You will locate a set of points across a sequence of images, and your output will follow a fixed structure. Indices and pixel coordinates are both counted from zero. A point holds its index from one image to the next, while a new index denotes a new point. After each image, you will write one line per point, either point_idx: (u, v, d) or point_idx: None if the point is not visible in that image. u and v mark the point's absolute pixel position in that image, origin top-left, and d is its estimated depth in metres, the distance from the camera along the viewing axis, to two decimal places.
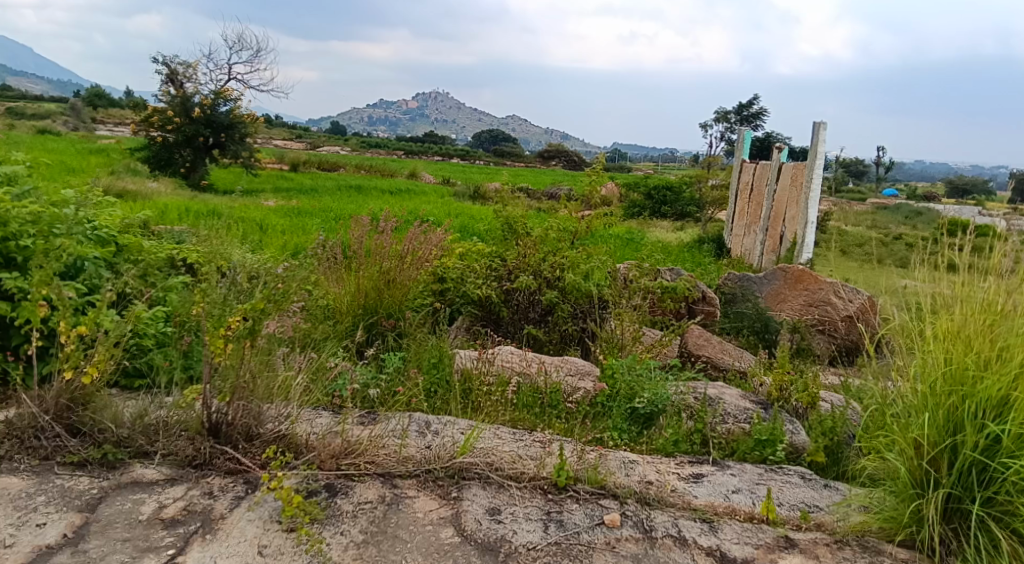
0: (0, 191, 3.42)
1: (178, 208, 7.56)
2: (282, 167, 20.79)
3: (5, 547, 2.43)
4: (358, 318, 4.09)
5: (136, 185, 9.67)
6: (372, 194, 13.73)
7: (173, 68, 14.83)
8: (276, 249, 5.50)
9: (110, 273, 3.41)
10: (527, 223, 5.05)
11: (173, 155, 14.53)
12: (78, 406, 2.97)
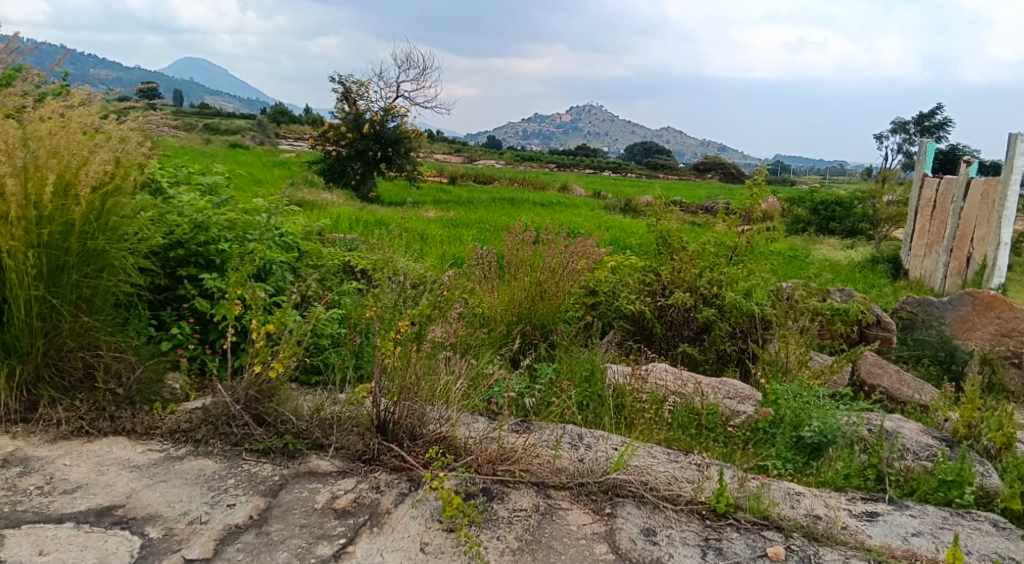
0: (206, 199, 3.90)
1: (349, 218, 8.13)
2: (440, 180, 21.64)
3: (202, 523, 2.66)
4: (512, 326, 4.18)
5: (314, 196, 10.44)
6: (526, 206, 13.99)
7: (349, 87, 15.94)
8: (436, 258, 5.79)
9: (293, 277, 3.74)
10: (682, 237, 5.03)
11: (345, 168, 15.52)
12: (264, 398, 3.21)
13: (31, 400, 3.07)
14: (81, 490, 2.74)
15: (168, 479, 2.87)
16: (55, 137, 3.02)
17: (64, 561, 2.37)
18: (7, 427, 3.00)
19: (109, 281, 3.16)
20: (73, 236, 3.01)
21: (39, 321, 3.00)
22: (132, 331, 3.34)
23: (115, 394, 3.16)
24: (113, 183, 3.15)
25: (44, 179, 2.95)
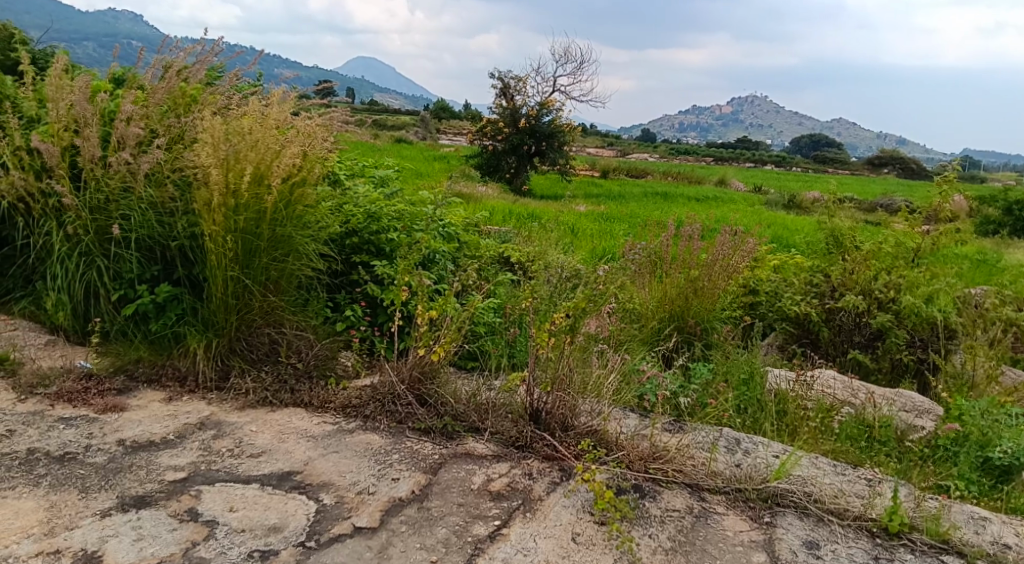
0: (378, 191, 4.23)
1: (505, 210, 8.40)
2: (592, 174, 21.64)
3: (369, 494, 2.84)
4: (664, 324, 4.17)
5: (471, 189, 10.85)
6: (681, 201, 13.79)
7: (506, 83, 16.44)
8: (587, 252, 5.86)
9: (454, 267, 3.96)
10: (856, 236, 4.93)
11: (500, 162, 16.08)
12: (427, 380, 3.40)
13: (223, 369, 3.38)
14: (265, 454, 3.01)
15: (339, 450, 3.09)
16: (254, 132, 3.33)
17: (251, 518, 2.62)
18: (204, 393, 3.31)
19: (293, 265, 3.46)
20: (264, 223, 3.31)
21: (234, 299, 3.32)
22: (312, 311, 3.65)
23: (296, 368, 3.44)
24: (300, 175, 3.48)
25: (243, 170, 3.24)
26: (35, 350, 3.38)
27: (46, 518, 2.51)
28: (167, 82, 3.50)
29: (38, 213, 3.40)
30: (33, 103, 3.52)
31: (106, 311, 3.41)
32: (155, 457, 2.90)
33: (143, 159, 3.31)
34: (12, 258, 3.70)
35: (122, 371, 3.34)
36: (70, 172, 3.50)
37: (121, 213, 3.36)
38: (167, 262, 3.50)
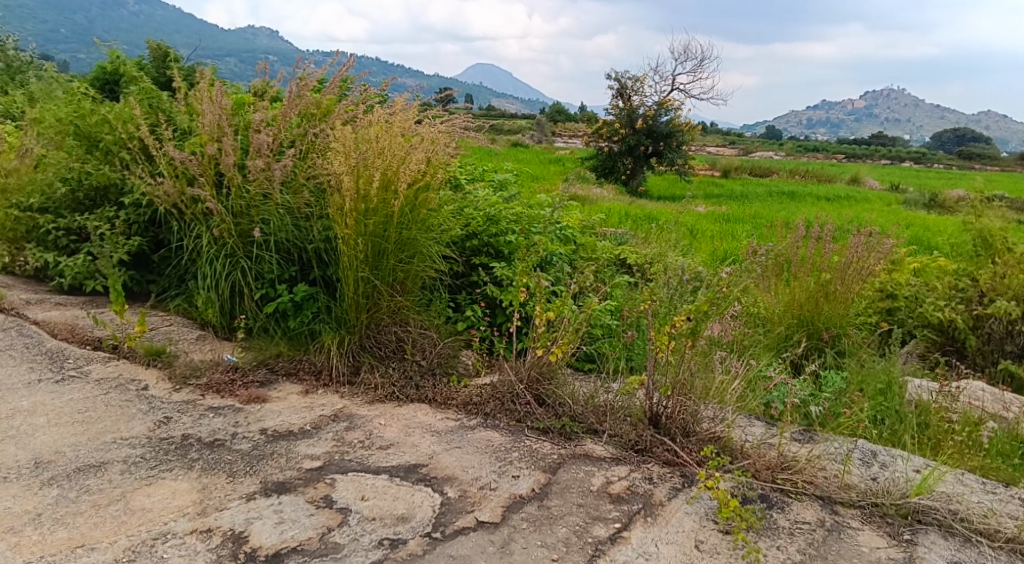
0: (496, 195, 4.37)
1: (621, 211, 8.41)
2: (713, 174, 21.01)
3: (491, 490, 2.92)
4: (792, 330, 4.12)
5: (586, 191, 10.92)
6: (809, 201, 13.26)
7: (624, 83, 16.55)
8: (707, 254, 5.88)
9: (571, 270, 4.00)
10: (1007, 236, 4.77)
11: (616, 163, 16.15)
12: (545, 380, 3.45)
13: (355, 364, 3.57)
14: (393, 447, 3.14)
15: (462, 446, 3.19)
16: (382, 140, 3.49)
17: (381, 507, 2.75)
18: (336, 387, 3.49)
19: (418, 267, 3.62)
20: (391, 226, 3.49)
21: (364, 299, 3.52)
22: (435, 311, 3.79)
23: (420, 365, 3.58)
24: (424, 180, 3.60)
25: (372, 176, 3.42)
26: (189, 344, 3.67)
27: (199, 499, 2.74)
28: (295, 97, 3.58)
29: (189, 218, 3.64)
30: (185, 116, 3.79)
31: (250, 309, 3.65)
32: (294, 446, 3.10)
33: (281, 167, 3.51)
34: (168, 259, 4.04)
35: (263, 364, 3.58)
36: (214, 179, 3.75)
37: (261, 217, 3.57)
38: (303, 263, 3.72)
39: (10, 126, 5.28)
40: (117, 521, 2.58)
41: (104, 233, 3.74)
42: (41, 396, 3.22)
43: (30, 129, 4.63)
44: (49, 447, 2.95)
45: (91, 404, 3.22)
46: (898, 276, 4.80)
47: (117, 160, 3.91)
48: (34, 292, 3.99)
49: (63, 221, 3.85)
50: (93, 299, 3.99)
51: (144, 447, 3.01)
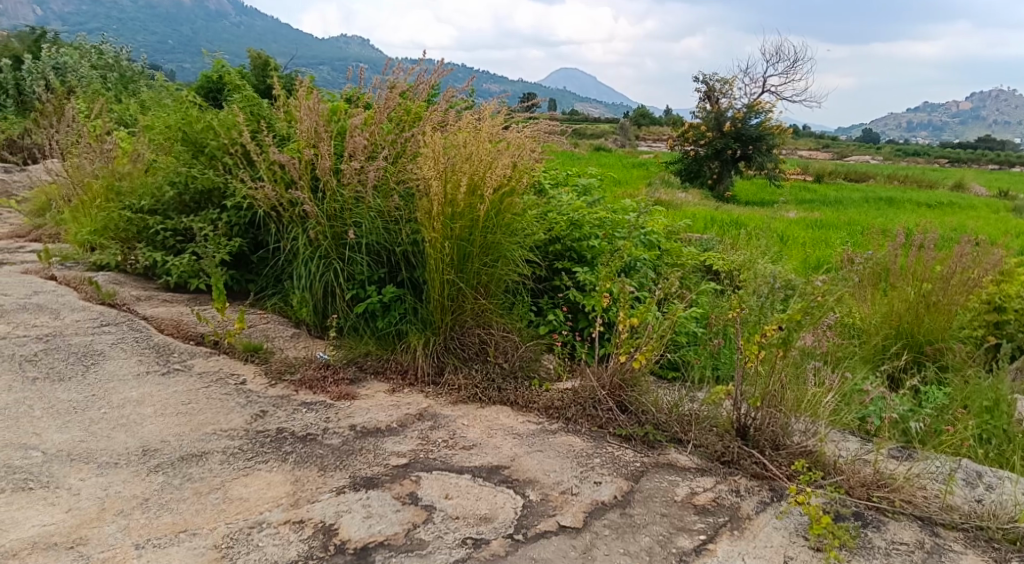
0: (581, 199, 4.46)
1: (707, 216, 8.34)
2: (805, 179, 20.35)
3: (573, 494, 2.92)
4: (890, 342, 4.09)
5: (670, 195, 10.84)
6: (910, 207, 12.73)
7: (712, 86, 16.49)
8: (800, 262, 5.89)
9: (655, 276, 4.04)
10: None
11: (702, 167, 15.97)
12: (628, 387, 3.44)
13: (439, 364, 3.66)
14: (476, 447, 3.19)
15: (544, 450, 3.20)
16: (469, 146, 3.59)
17: (464, 506, 2.80)
18: (422, 387, 3.58)
19: (502, 270, 3.68)
20: (476, 230, 3.56)
21: (449, 300, 3.62)
22: (518, 314, 3.84)
23: (502, 368, 3.62)
24: (510, 185, 3.67)
25: (459, 181, 3.50)
26: (283, 341, 3.83)
27: (293, 491, 2.85)
28: (388, 101, 3.70)
29: (287, 221, 3.83)
30: (285, 123, 3.98)
31: (341, 309, 3.80)
32: (381, 442, 3.19)
33: (373, 171, 3.66)
34: (266, 260, 4.22)
35: (353, 362, 3.70)
36: (310, 183, 3.92)
37: (354, 220, 3.73)
38: (391, 265, 3.84)
39: (124, 131, 5.65)
40: (217, 508, 2.72)
41: (209, 235, 3.97)
42: (148, 388, 3.42)
43: (142, 136, 4.95)
44: (156, 436, 3.12)
45: (193, 396, 3.40)
46: (1008, 285, 4.50)
47: (220, 165, 4.14)
48: (143, 289, 4.21)
49: (171, 222, 4.10)
50: (197, 297, 4.21)
51: (242, 439, 3.16)
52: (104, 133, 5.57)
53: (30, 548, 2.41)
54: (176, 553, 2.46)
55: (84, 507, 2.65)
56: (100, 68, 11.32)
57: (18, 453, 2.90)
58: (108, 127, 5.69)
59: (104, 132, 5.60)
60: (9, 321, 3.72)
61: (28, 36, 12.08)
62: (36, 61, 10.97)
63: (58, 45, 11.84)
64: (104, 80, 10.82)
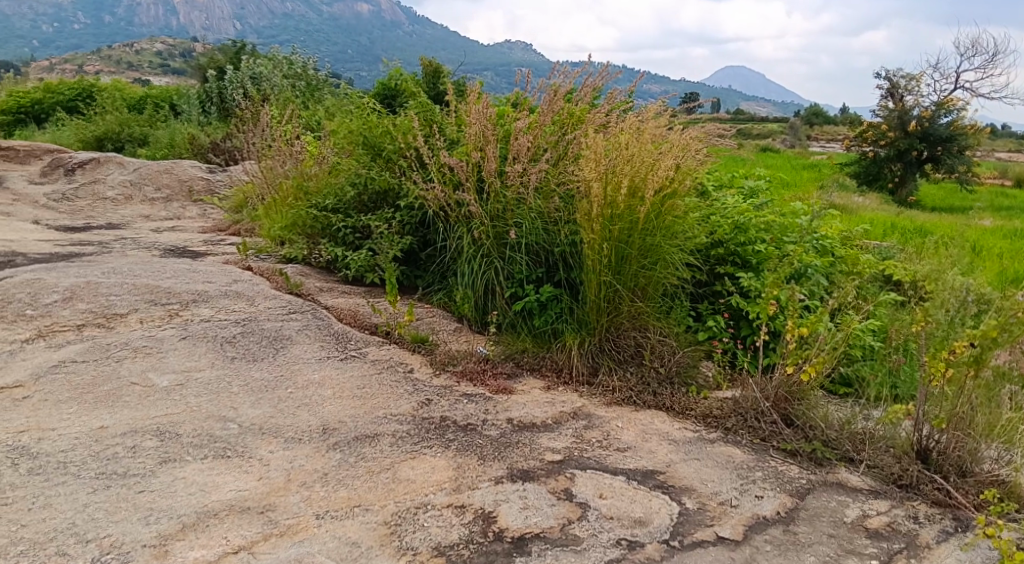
0: (750, 201, 4.54)
1: (887, 222, 7.93)
2: (1001, 184, 18.51)
3: (732, 506, 2.84)
4: None
5: (846, 199, 10.32)
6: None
7: (896, 81, 15.59)
8: (995, 274, 5.62)
9: (827, 283, 4.02)
10: None
11: (881, 170, 15.02)
12: (795, 401, 3.35)
13: (593, 365, 3.69)
14: (631, 450, 3.20)
15: (701, 458, 3.15)
16: (631, 147, 3.61)
17: (619, 508, 2.80)
18: (576, 386, 3.64)
19: (660, 273, 3.68)
20: (635, 232, 3.58)
21: (605, 302, 3.65)
22: (675, 319, 3.84)
23: (659, 373, 3.62)
24: (672, 187, 3.66)
25: (620, 183, 3.54)
26: (446, 334, 4.03)
27: (455, 476, 2.99)
28: (551, 103, 3.84)
29: (453, 220, 4.07)
30: (454, 127, 4.28)
31: (501, 306, 3.96)
32: (537, 438, 3.28)
33: (535, 174, 3.81)
34: (433, 257, 4.47)
35: (511, 358, 3.83)
36: (475, 185, 4.13)
37: (516, 221, 3.90)
38: (549, 265, 3.96)
39: (310, 135, 6.19)
40: (387, 487, 2.91)
41: (384, 232, 4.32)
42: (328, 371, 3.73)
43: (327, 140, 5.42)
44: (334, 416, 3.39)
45: (367, 382, 3.66)
46: None
47: (394, 167, 4.52)
48: (326, 281, 4.59)
49: (351, 220, 4.53)
50: (371, 290, 4.53)
51: (409, 424, 3.36)
52: (293, 137, 6.14)
53: (228, 509, 2.70)
54: (352, 525, 2.65)
55: (272, 477, 2.93)
56: (291, 75, 12.19)
57: (219, 423, 3.26)
58: (296, 132, 6.26)
59: (293, 136, 6.16)
60: (212, 305, 4.18)
61: (231, 49, 13.33)
62: (237, 71, 12.08)
63: (256, 55, 13.02)
64: (293, 87, 11.69)
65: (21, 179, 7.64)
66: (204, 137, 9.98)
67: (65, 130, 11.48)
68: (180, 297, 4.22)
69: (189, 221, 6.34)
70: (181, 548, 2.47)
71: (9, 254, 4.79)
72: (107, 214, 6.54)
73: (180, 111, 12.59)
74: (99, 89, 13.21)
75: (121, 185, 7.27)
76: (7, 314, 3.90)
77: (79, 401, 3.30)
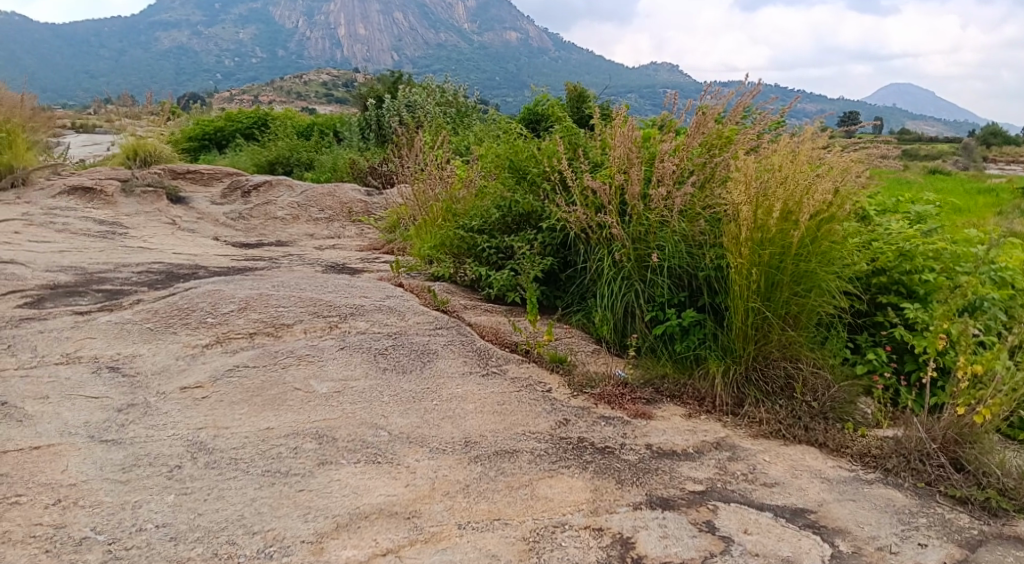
0: (917, 227, 4.30)
1: None
2: None
3: (892, 553, 2.62)
4: None
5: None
6: None
7: None
8: None
9: (1007, 319, 3.74)
10: None
11: None
12: (965, 444, 3.12)
13: (739, 396, 3.60)
14: (778, 486, 3.05)
15: (857, 500, 2.96)
16: (785, 169, 3.54)
17: (765, 544, 2.65)
18: (720, 415, 3.55)
19: (814, 301, 3.57)
20: (787, 257, 3.50)
21: (753, 330, 3.56)
22: (830, 351, 3.72)
23: (811, 407, 3.48)
24: (829, 211, 3.57)
25: (771, 206, 3.48)
26: (585, 355, 4.06)
27: (592, 498, 2.97)
28: (700, 125, 3.91)
29: (594, 242, 4.19)
30: (599, 150, 4.48)
31: (641, 330, 3.95)
32: (678, 466, 3.20)
33: (681, 197, 3.87)
34: (573, 278, 4.57)
35: (650, 384, 3.80)
36: (618, 207, 4.23)
37: (658, 243, 3.94)
38: (693, 289, 3.95)
39: (459, 160, 6.50)
40: (526, 504, 2.93)
41: (526, 253, 4.53)
42: (470, 386, 3.85)
43: (475, 164, 5.68)
44: (476, 430, 3.49)
45: (507, 398, 3.74)
46: None
47: (539, 191, 4.75)
48: (470, 299, 4.78)
49: (495, 240, 4.78)
50: (513, 308, 4.66)
51: (548, 443, 3.39)
52: (444, 161, 6.46)
53: (377, 512, 2.83)
54: (491, 538, 2.70)
55: (418, 484, 3.05)
56: (442, 103, 12.81)
57: (371, 430, 3.45)
58: (447, 157, 6.59)
59: (444, 160, 6.48)
60: (366, 319, 4.44)
61: (389, 80, 14.18)
62: (395, 100, 12.89)
63: (413, 84, 13.87)
64: (445, 114, 12.32)
65: (206, 199, 8.47)
66: (363, 162, 10.71)
67: (243, 154, 12.61)
68: (339, 310, 4.53)
69: (347, 240, 6.80)
70: (334, 546, 2.62)
71: (194, 267, 5.36)
72: (277, 232, 7.14)
73: (342, 138, 13.58)
74: (274, 117, 14.44)
75: (290, 206, 7.92)
76: (191, 320, 4.35)
77: (249, 403, 3.61)
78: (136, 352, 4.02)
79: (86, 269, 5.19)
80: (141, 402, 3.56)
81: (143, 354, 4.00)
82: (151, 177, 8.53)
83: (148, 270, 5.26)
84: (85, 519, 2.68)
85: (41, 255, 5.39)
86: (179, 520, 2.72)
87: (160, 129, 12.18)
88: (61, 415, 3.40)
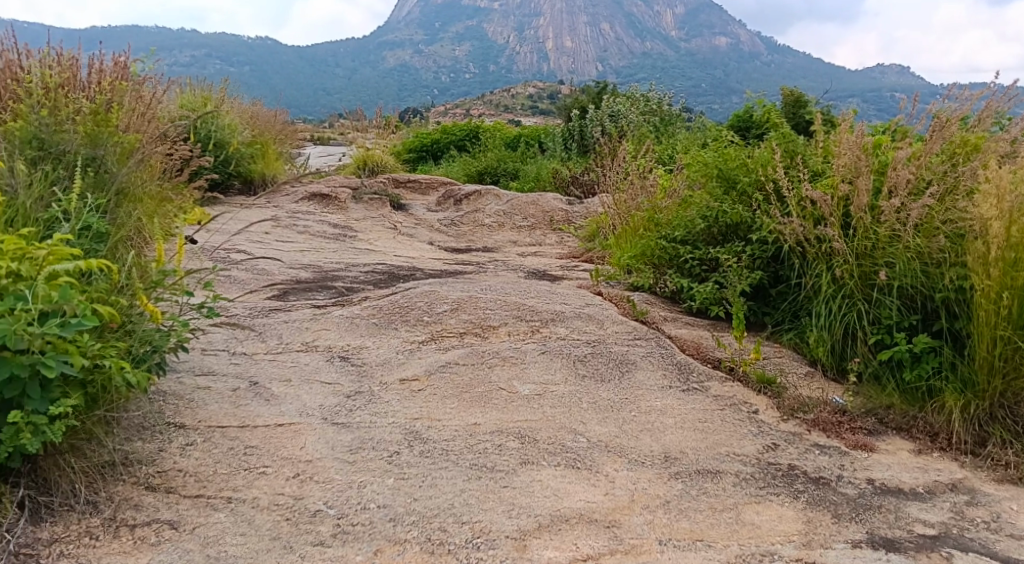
0: None
1: None
2: None
3: None
4: None
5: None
6: None
7: None
8: None
9: None
10: None
11: None
12: None
13: (981, 435, 3.23)
14: None
15: None
16: None
17: None
18: (956, 454, 3.20)
19: None
20: None
21: (1002, 361, 3.19)
22: None
23: None
24: None
25: None
26: (797, 378, 3.87)
27: (804, 530, 2.76)
28: (943, 130, 3.66)
29: (812, 256, 4.07)
30: (819, 158, 4.35)
31: (863, 353, 3.74)
32: (904, 505, 2.90)
33: (916, 209, 3.65)
34: (785, 295, 4.39)
35: (872, 413, 3.54)
36: (841, 220, 4.08)
37: (887, 260, 3.75)
38: (926, 312, 3.70)
39: (664, 170, 6.50)
40: (730, 527, 2.79)
41: (733, 265, 4.41)
42: (670, 400, 3.79)
43: (680, 173, 5.64)
44: (676, 445, 3.42)
45: (710, 416, 3.64)
46: None
47: (750, 201, 4.62)
48: (671, 310, 4.74)
49: (699, 251, 4.72)
50: (716, 323, 4.56)
51: (754, 467, 3.23)
52: (647, 170, 6.48)
53: (578, 517, 2.85)
54: (695, 558, 2.58)
55: (618, 494, 3.03)
56: (647, 112, 12.76)
57: (571, 435, 3.51)
58: (650, 165, 6.60)
59: (647, 170, 6.49)
60: (567, 325, 4.54)
61: (593, 89, 14.37)
62: (599, 110, 13.08)
63: (617, 94, 14.00)
64: (650, 123, 12.29)
65: (423, 206, 9.21)
66: (566, 171, 11.04)
67: (455, 164, 13.46)
68: (542, 316, 4.67)
69: (550, 247, 7.00)
70: (537, 546, 2.67)
71: (411, 269, 5.81)
72: (485, 238, 7.54)
73: (546, 148, 14.03)
74: (483, 129, 15.28)
75: (497, 215, 8.34)
76: (410, 317, 4.70)
77: (461, 398, 3.83)
78: (362, 344, 4.42)
79: (320, 266, 5.83)
80: (367, 391, 3.91)
81: (368, 346, 4.39)
82: (376, 186, 9.45)
83: (373, 269, 5.78)
84: (320, 494, 2.99)
85: (284, 252, 6.14)
86: (397, 503, 2.94)
87: (383, 141, 13.34)
88: (300, 398, 3.82)
